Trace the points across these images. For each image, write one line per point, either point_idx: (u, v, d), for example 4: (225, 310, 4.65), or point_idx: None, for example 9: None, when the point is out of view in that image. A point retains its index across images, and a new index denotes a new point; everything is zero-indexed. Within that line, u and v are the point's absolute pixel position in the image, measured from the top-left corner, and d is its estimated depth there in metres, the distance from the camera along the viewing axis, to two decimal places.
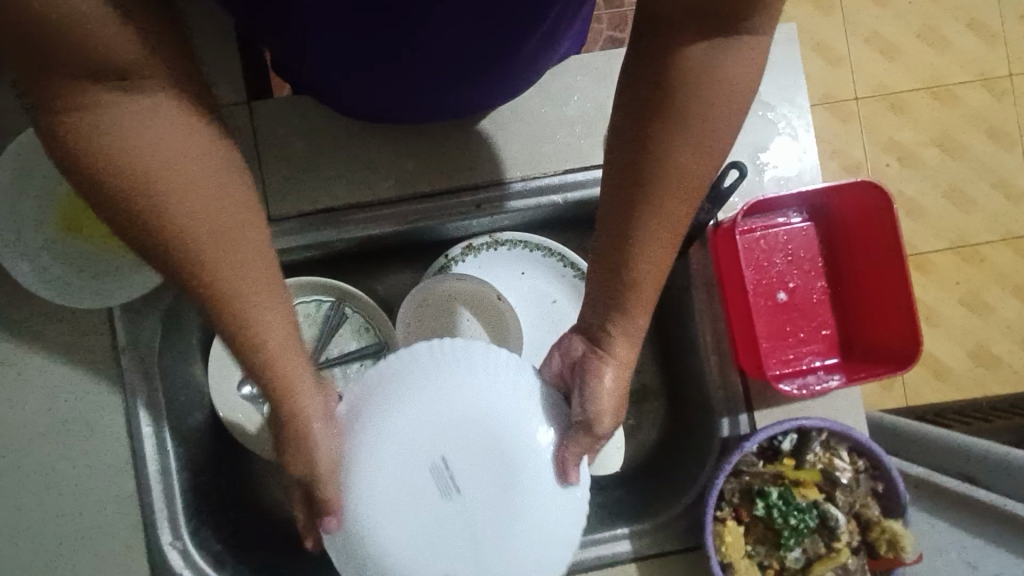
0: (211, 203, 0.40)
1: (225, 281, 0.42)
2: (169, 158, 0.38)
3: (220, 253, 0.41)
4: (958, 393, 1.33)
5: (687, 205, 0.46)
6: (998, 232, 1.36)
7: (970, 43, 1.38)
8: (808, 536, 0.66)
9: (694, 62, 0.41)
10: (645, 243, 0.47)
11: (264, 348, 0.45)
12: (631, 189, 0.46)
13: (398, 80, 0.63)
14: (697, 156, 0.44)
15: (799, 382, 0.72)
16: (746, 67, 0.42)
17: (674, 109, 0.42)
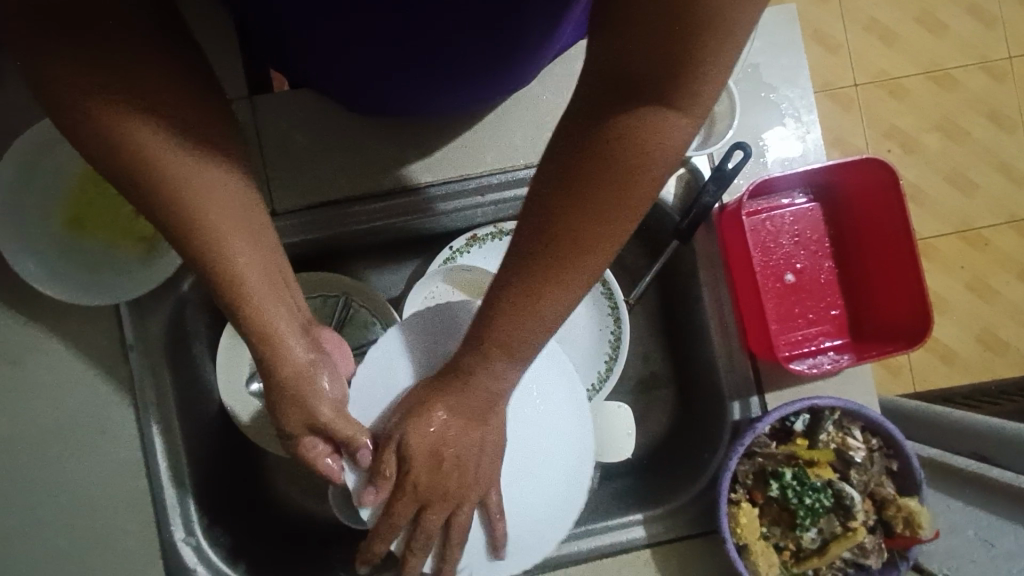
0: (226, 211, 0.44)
1: (253, 290, 0.46)
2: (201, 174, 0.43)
3: (239, 257, 0.45)
4: (966, 378, 1.33)
5: (589, 273, 0.43)
6: (1002, 215, 1.35)
7: (968, 26, 1.37)
8: (824, 516, 0.65)
9: (620, 132, 0.38)
10: (541, 299, 0.44)
11: (286, 351, 0.50)
12: (535, 245, 0.42)
13: (402, 75, 0.63)
14: (604, 226, 0.41)
15: (811, 362, 0.72)
16: (667, 145, 0.39)
17: (586, 178, 0.40)
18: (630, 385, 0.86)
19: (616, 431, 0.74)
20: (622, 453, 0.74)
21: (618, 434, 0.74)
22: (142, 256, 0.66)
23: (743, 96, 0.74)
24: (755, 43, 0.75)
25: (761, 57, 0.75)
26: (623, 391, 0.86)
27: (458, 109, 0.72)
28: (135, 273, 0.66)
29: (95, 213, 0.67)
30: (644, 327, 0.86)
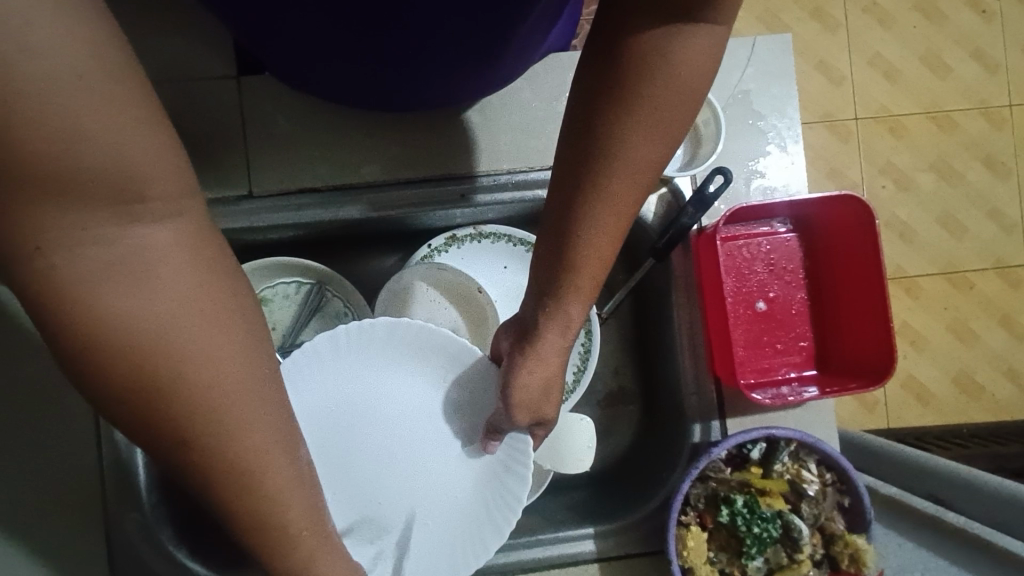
0: (218, 340, 0.32)
1: (239, 451, 0.34)
2: (181, 293, 0.31)
3: (234, 413, 0.33)
4: (939, 419, 1.33)
5: (634, 187, 0.47)
6: (989, 260, 1.36)
7: (972, 70, 1.38)
8: (771, 546, 0.65)
9: (655, 44, 0.42)
10: (591, 217, 0.47)
11: (268, 488, 0.36)
12: (582, 164, 0.46)
13: (392, 68, 0.63)
14: (650, 139, 0.45)
15: (773, 392, 0.72)
16: (708, 54, 0.43)
17: (609, 132, 0.44)
18: (597, 398, 0.86)
19: (576, 443, 0.74)
20: (580, 466, 0.74)
21: (577, 447, 0.74)
22: None
23: (730, 121, 0.75)
24: (747, 70, 0.75)
25: (752, 84, 0.75)
26: (590, 404, 0.86)
27: (446, 108, 0.72)
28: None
29: None
30: (616, 341, 0.86)
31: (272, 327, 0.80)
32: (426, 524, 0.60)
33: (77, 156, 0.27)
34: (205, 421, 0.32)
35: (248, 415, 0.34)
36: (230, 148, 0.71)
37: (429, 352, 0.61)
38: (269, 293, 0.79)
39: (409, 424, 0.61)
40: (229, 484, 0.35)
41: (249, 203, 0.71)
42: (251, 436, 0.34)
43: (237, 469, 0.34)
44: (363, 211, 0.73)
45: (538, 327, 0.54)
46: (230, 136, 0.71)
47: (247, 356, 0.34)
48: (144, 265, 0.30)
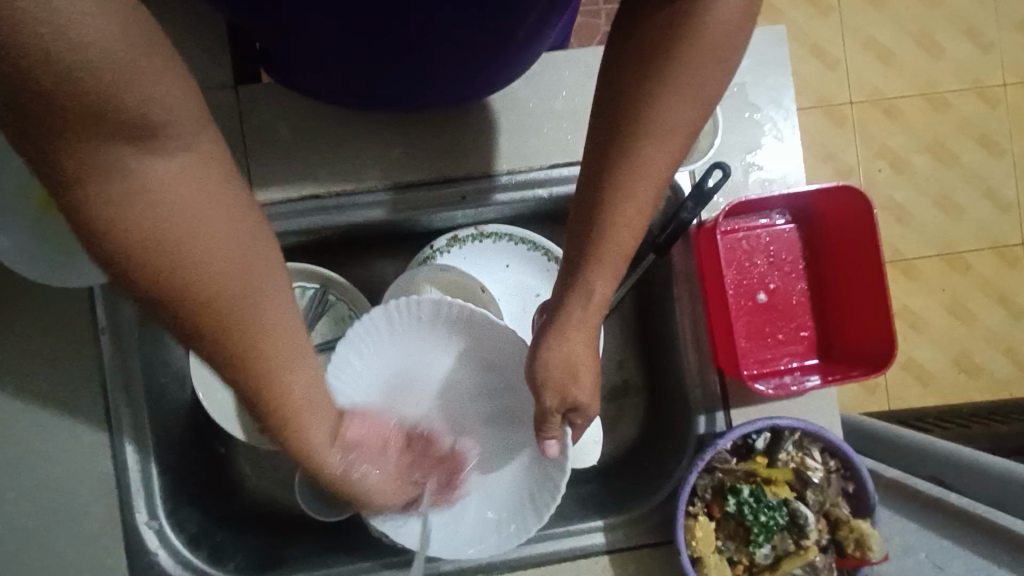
0: (243, 254, 0.36)
1: (269, 355, 0.39)
2: (217, 218, 0.34)
3: (263, 326, 0.38)
4: (939, 399, 1.34)
5: (666, 156, 0.46)
6: (985, 240, 1.37)
7: (966, 50, 1.38)
8: (777, 533, 0.67)
9: (688, 5, 0.41)
10: (621, 186, 0.47)
11: (290, 390, 0.43)
12: (614, 131, 0.46)
13: (394, 67, 0.63)
14: (683, 108, 0.44)
15: (776, 382, 0.72)
16: (741, 16, 0.42)
17: (643, 97, 0.44)
18: (603, 392, 0.87)
19: (582, 438, 0.75)
20: (587, 461, 0.75)
21: (585, 443, 0.75)
22: None
23: (727, 114, 0.75)
24: (742, 62, 0.76)
25: (748, 76, 0.76)
26: (595, 398, 0.87)
27: (451, 102, 0.72)
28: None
29: None
30: (619, 335, 0.87)
31: None
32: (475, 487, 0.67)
33: (124, 103, 0.28)
34: (237, 326, 0.37)
35: (262, 294, 0.38)
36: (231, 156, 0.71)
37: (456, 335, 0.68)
38: None
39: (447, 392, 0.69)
40: (254, 377, 0.40)
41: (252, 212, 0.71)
42: (268, 335, 0.39)
43: (254, 364, 0.39)
44: (384, 212, 0.74)
45: (566, 302, 0.53)
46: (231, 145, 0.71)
47: (263, 253, 0.38)
48: (185, 194, 0.32)
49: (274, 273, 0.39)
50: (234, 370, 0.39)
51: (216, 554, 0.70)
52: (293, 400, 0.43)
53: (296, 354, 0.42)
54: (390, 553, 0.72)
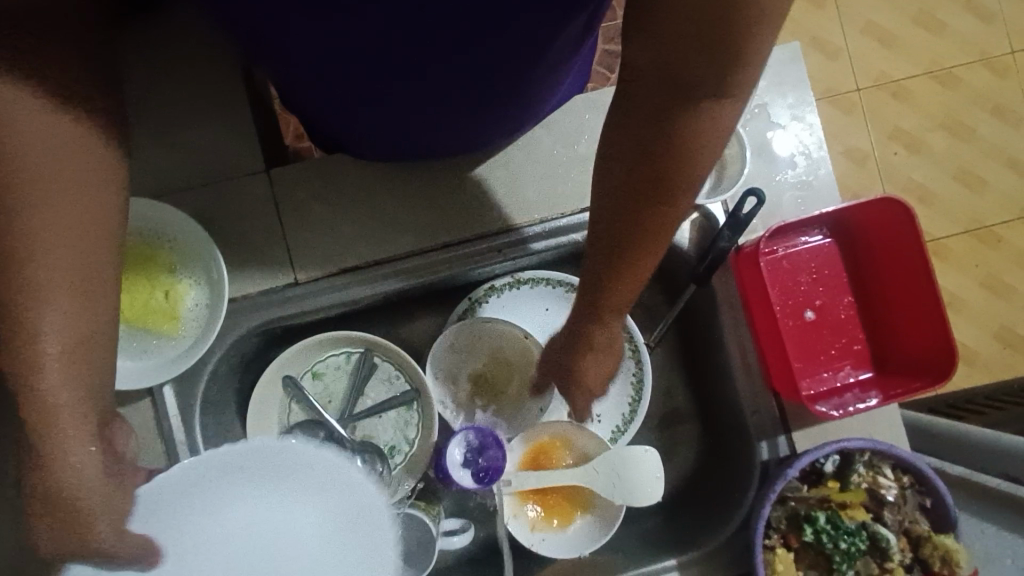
0: (69, 180, 0.47)
1: (22, 312, 0.46)
2: (70, 144, 0.46)
3: (43, 275, 0.46)
4: (987, 377, 1.31)
5: (652, 255, 0.52)
6: (1013, 211, 1.34)
7: (968, 23, 1.37)
8: (860, 558, 0.65)
9: (665, 133, 0.45)
10: (615, 282, 0.54)
11: (41, 365, 0.46)
12: (608, 237, 0.52)
13: (421, 129, 0.65)
14: (678, 201, 0.49)
15: (835, 402, 0.72)
16: (719, 128, 0.45)
17: (642, 194, 0.48)
18: (653, 421, 0.86)
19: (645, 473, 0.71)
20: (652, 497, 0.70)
21: (646, 480, 0.71)
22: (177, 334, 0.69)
23: (752, 136, 0.75)
24: (760, 83, 0.76)
25: (767, 97, 0.76)
26: (647, 428, 0.86)
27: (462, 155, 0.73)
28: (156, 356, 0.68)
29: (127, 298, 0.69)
30: (664, 363, 0.87)
31: (329, 401, 0.81)
32: None
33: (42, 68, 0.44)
34: (33, 230, 0.46)
35: (104, 246, 0.50)
36: (267, 237, 0.72)
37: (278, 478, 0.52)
38: (321, 366, 0.81)
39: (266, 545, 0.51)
40: (25, 317, 0.46)
41: (293, 290, 0.72)
42: (67, 252, 0.47)
43: (29, 285, 0.46)
44: (416, 278, 0.75)
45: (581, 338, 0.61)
46: (265, 226, 0.72)
47: (87, 192, 0.48)
48: (52, 120, 0.45)
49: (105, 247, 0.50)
50: (10, 291, 0.46)
51: None
52: (49, 404, 0.47)
53: (74, 288, 0.47)
54: None
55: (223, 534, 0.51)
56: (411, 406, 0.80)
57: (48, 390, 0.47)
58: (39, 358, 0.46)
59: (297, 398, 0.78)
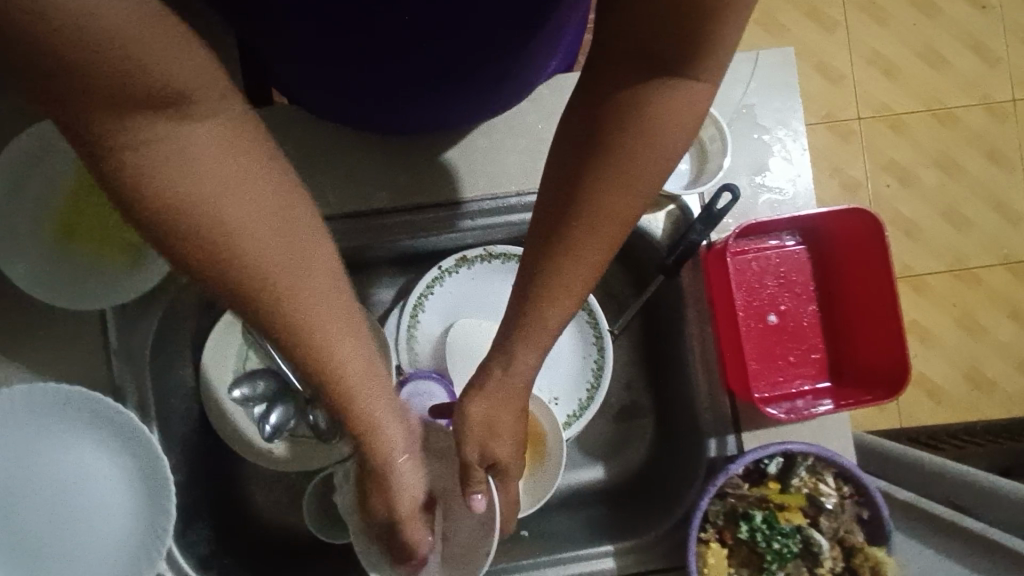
0: (234, 182, 0.40)
1: (306, 344, 0.46)
2: (224, 161, 0.40)
3: (304, 317, 0.45)
4: (952, 415, 1.32)
5: (605, 238, 0.48)
6: (995, 254, 1.36)
7: (972, 64, 1.38)
8: (792, 560, 0.66)
9: (634, 98, 0.44)
10: (558, 271, 0.50)
11: (347, 376, 0.49)
12: (557, 203, 0.49)
13: (406, 89, 0.64)
14: (624, 190, 0.47)
15: (787, 407, 0.72)
16: (683, 109, 0.44)
17: (592, 161, 0.46)
18: (611, 412, 0.86)
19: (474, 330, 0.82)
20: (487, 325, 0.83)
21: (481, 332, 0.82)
22: (127, 267, 0.67)
23: (735, 135, 0.75)
24: (750, 84, 0.76)
25: (755, 98, 0.76)
26: (603, 419, 0.86)
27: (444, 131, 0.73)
28: (104, 283, 0.66)
29: (87, 222, 0.68)
30: (628, 356, 0.87)
31: None
32: (79, 524, 0.65)
33: (82, 51, 0.32)
34: (279, 308, 0.44)
35: (292, 239, 0.43)
36: None
37: (122, 450, 0.65)
38: None
39: (97, 466, 0.66)
40: (303, 353, 0.47)
41: None
42: (253, 250, 0.41)
43: (270, 300, 0.43)
44: (387, 237, 0.75)
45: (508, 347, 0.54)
46: None
47: (262, 191, 0.42)
48: (239, 195, 0.40)
49: (309, 231, 0.45)
50: (302, 360, 0.47)
51: None
52: (380, 435, 0.53)
53: (331, 298, 0.46)
54: None
55: (63, 448, 0.65)
56: None
57: (379, 441, 0.53)
58: (327, 364, 0.48)
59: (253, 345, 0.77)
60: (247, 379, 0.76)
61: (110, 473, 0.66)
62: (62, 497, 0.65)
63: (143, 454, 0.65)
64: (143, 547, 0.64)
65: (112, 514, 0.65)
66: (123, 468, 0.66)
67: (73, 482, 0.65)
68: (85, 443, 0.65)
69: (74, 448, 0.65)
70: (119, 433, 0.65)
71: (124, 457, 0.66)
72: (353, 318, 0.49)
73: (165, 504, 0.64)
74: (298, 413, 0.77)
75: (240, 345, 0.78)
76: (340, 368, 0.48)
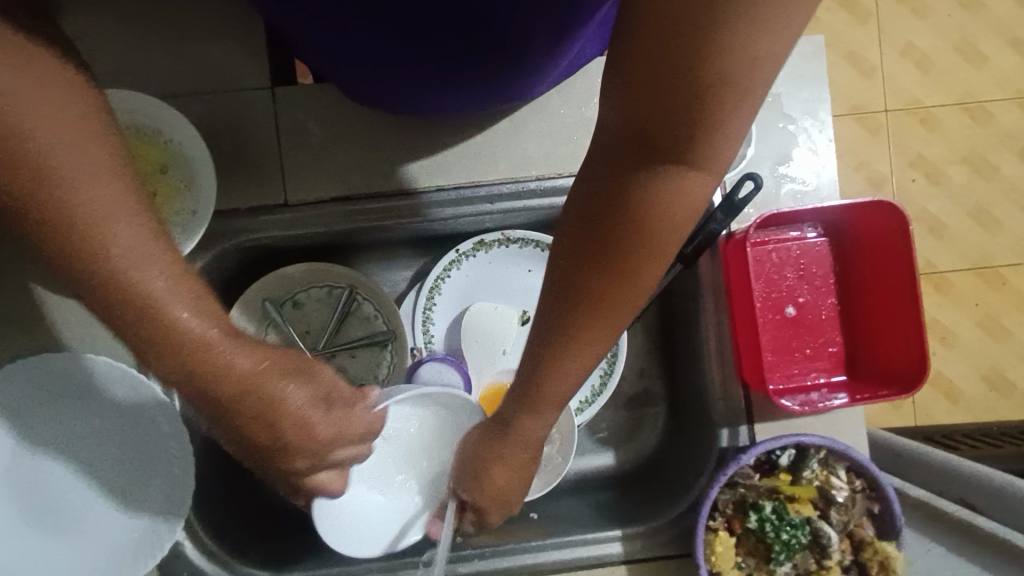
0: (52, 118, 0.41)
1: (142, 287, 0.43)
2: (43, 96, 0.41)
3: (145, 277, 0.43)
4: (969, 415, 1.31)
5: (607, 326, 0.49)
6: (1022, 254, 1.33)
7: (1008, 58, 1.34)
8: (800, 551, 0.66)
9: (641, 196, 0.42)
10: (562, 357, 0.50)
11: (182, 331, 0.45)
12: (555, 300, 0.48)
13: (431, 73, 0.65)
14: (630, 281, 0.46)
15: (801, 400, 0.72)
16: (685, 201, 0.42)
17: (603, 251, 0.45)
18: (623, 399, 0.87)
19: (490, 312, 0.82)
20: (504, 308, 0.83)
21: (496, 316, 0.82)
22: None
23: (761, 125, 0.74)
24: (778, 73, 0.75)
25: (783, 87, 0.75)
26: (615, 406, 0.87)
27: (463, 114, 0.74)
28: None
29: None
30: (642, 343, 0.87)
31: (306, 330, 0.81)
32: (97, 493, 0.67)
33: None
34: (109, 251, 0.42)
35: (113, 179, 0.43)
36: (266, 160, 0.73)
37: (144, 423, 0.68)
38: (303, 297, 0.81)
39: (116, 437, 0.68)
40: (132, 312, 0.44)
41: (278, 214, 0.73)
42: (107, 216, 0.42)
43: (87, 228, 0.42)
44: (406, 218, 0.75)
45: (516, 425, 0.57)
46: (266, 149, 0.73)
47: (83, 136, 0.42)
48: (65, 146, 0.41)
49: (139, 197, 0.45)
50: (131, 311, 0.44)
51: (240, 546, 0.73)
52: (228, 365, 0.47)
53: (147, 237, 0.44)
54: (404, 554, 0.74)
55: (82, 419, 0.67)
56: (385, 347, 0.80)
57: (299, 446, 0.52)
58: (177, 330, 0.45)
59: (274, 322, 0.79)
60: None
61: (130, 445, 0.68)
62: (79, 467, 0.67)
63: (166, 428, 0.67)
64: (160, 518, 0.66)
65: (129, 484, 0.67)
66: (148, 438, 0.68)
67: (91, 453, 0.67)
68: (106, 416, 0.67)
69: (96, 419, 0.67)
70: (144, 408, 0.67)
71: (146, 431, 0.68)
72: (179, 258, 0.46)
73: (185, 476, 0.66)
74: None
75: (260, 322, 0.79)
76: (172, 320, 0.44)
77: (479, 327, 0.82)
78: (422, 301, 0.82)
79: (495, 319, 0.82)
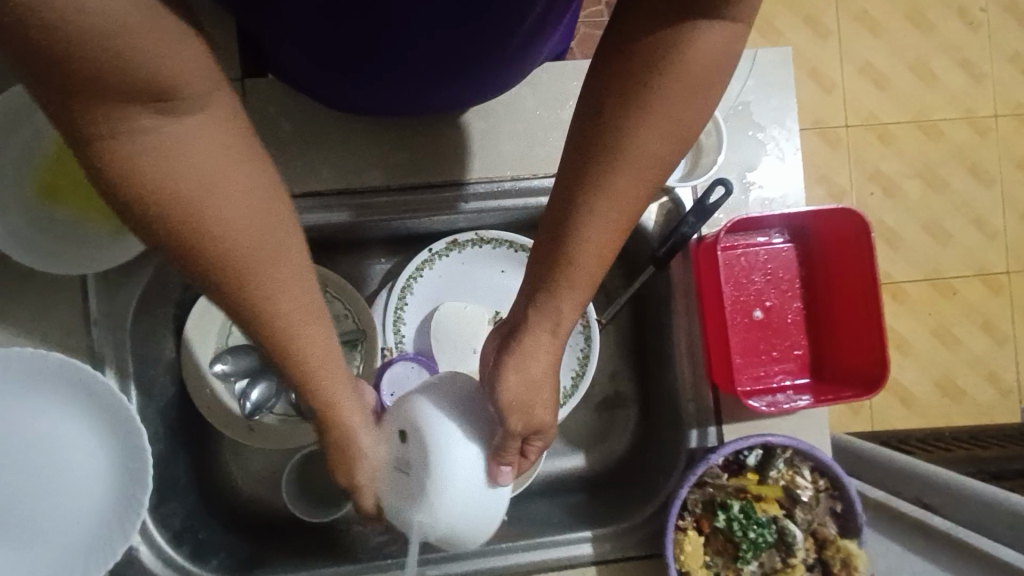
0: (216, 161, 0.39)
1: (298, 335, 0.47)
2: (208, 144, 0.39)
3: (298, 327, 0.47)
4: (922, 421, 1.36)
5: (637, 184, 0.48)
6: (971, 267, 1.39)
7: (958, 79, 1.41)
8: (766, 550, 0.67)
9: (672, 43, 0.43)
10: (591, 227, 0.49)
11: (320, 373, 0.50)
12: (587, 155, 0.47)
13: (407, 71, 0.64)
14: (658, 140, 0.46)
15: (768, 400, 0.73)
16: (721, 52, 0.43)
17: (633, 97, 0.45)
18: (594, 401, 0.87)
19: (463, 314, 0.81)
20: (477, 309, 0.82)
21: (469, 318, 0.82)
22: (113, 234, 0.65)
23: (731, 132, 0.76)
24: (748, 82, 0.77)
25: (752, 96, 0.77)
26: (586, 408, 0.87)
27: (437, 114, 0.73)
28: (91, 253, 0.64)
29: (69, 181, 0.66)
30: (614, 346, 0.87)
31: None
32: (50, 494, 0.64)
33: (74, 52, 0.31)
34: (272, 303, 0.45)
35: (272, 228, 0.43)
36: None
37: (101, 422, 0.64)
38: None
39: (74, 438, 0.65)
40: (293, 349, 0.48)
41: None
42: (265, 272, 0.43)
43: (240, 270, 0.42)
44: (381, 215, 0.74)
45: (527, 322, 0.54)
46: None
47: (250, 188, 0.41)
48: (239, 201, 0.41)
49: (287, 233, 0.45)
50: (275, 350, 0.48)
51: (198, 551, 0.70)
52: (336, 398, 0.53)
53: (298, 289, 0.46)
54: (370, 557, 0.73)
55: (37, 418, 0.64)
56: (354, 348, 0.78)
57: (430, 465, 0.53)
58: (313, 377, 0.50)
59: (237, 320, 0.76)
60: (230, 353, 0.75)
61: (87, 445, 0.65)
62: (31, 467, 0.63)
63: (125, 429, 0.64)
64: (116, 523, 0.63)
65: (84, 486, 0.64)
66: (104, 440, 0.65)
67: (46, 451, 0.64)
68: (62, 414, 0.64)
69: (51, 418, 0.64)
70: (101, 406, 0.64)
71: (102, 430, 0.64)
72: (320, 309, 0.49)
73: (142, 480, 0.63)
74: (278, 393, 0.76)
75: (223, 321, 0.76)
76: (304, 360, 0.49)
77: (448, 330, 0.81)
78: (392, 300, 0.81)
79: (466, 320, 0.82)
